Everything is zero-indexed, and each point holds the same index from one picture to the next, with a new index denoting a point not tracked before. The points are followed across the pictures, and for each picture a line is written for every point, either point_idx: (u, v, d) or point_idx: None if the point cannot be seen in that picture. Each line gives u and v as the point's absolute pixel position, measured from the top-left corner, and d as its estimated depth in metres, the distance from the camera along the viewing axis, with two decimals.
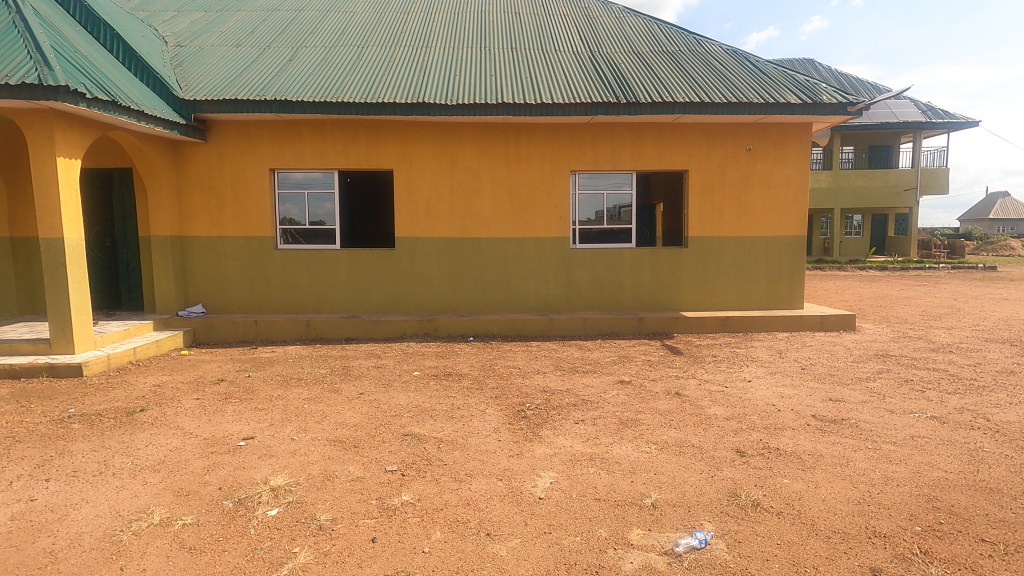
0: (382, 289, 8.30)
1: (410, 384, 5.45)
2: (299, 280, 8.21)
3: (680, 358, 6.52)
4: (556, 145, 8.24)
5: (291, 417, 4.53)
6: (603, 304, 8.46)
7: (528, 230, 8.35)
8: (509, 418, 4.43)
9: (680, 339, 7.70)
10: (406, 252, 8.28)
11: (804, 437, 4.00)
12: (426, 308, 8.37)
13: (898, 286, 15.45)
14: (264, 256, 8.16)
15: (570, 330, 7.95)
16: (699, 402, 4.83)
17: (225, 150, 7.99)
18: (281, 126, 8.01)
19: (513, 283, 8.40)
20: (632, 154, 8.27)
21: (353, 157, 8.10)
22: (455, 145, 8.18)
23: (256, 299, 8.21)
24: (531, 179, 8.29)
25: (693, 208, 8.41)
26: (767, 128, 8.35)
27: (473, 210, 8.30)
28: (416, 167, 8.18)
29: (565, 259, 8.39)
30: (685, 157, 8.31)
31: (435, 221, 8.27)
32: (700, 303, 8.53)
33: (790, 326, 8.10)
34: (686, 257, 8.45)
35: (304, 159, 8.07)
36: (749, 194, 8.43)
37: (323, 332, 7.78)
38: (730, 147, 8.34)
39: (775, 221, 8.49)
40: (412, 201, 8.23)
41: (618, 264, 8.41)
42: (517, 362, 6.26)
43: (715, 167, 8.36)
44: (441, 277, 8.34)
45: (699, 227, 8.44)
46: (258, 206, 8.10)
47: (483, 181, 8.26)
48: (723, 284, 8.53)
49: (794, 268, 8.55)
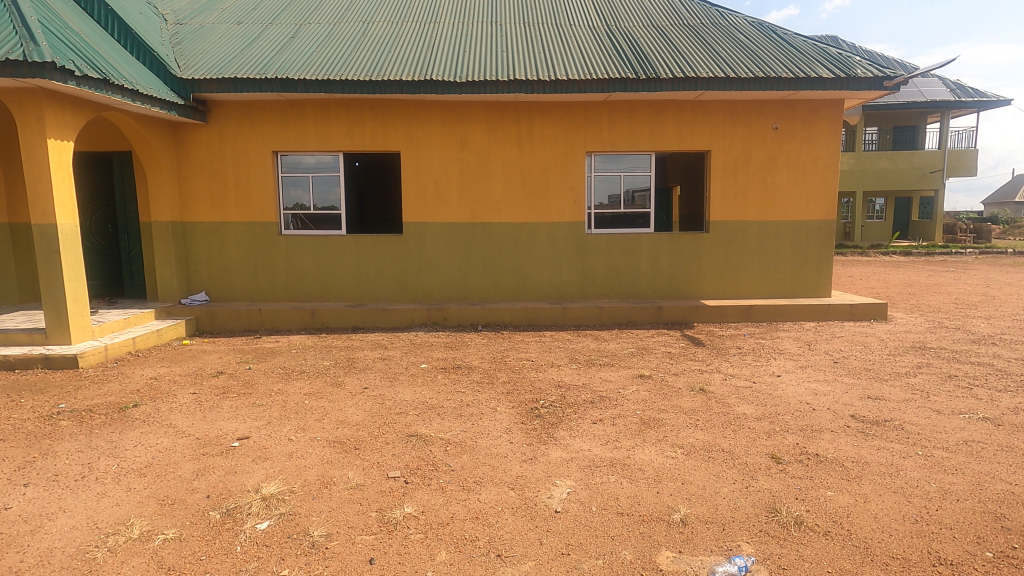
0: (390, 277, 8.01)
1: (418, 377, 5.17)
2: (304, 266, 7.94)
3: (702, 350, 6.16)
4: (571, 124, 7.83)
5: (291, 414, 4.26)
6: (619, 292, 8.10)
7: (541, 214, 7.99)
8: (522, 417, 4.12)
9: (700, 329, 7.34)
10: (414, 237, 7.97)
11: (845, 442, 3.65)
12: (435, 295, 8.07)
13: (926, 272, 14.86)
14: (268, 243, 7.90)
15: (585, 320, 7.62)
16: (726, 400, 4.49)
17: (226, 131, 7.69)
18: (283, 106, 7.69)
19: (526, 270, 8.06)
20: (651, 133, 7.84)
21: (358, 138, 7.76)
22: (465, 125, 7.81)
23: (260, 287, 7.96)
24: (544, 161, 7.90)
25: (715, 190, 7.98)
26: (796, 104, 7.85)
27: (484, 193, 7.94)
28: (424, 148, 7.83)
29: (580, 246, 8.03)
30: (707, 137, 7.87)
31: (444, 205, 7.94)
32: (722, 292, 8.14)
33: (817, 315, 7.70)
34: (707, 243, 8.06)
35: (308, 141, 7.76)
36: (775, 175, 7.98)
37: (329, 321, 7.52)
38: (755, 125, 7.87)
39: (801, 205, 8.04)
40: (420, 184, 7.90)
41: (634, 250, 8.04)
42: (530, 354, 5.94)
43: (740, 147, 7.91)
44: (451, 263, 8.02)
45: (721, 211, 8.03)
46: (261, 190, 7.81)
47: (494, 163, 7.89)
48: (746, 271, 8.12)
49: (821, 254, 8.12)
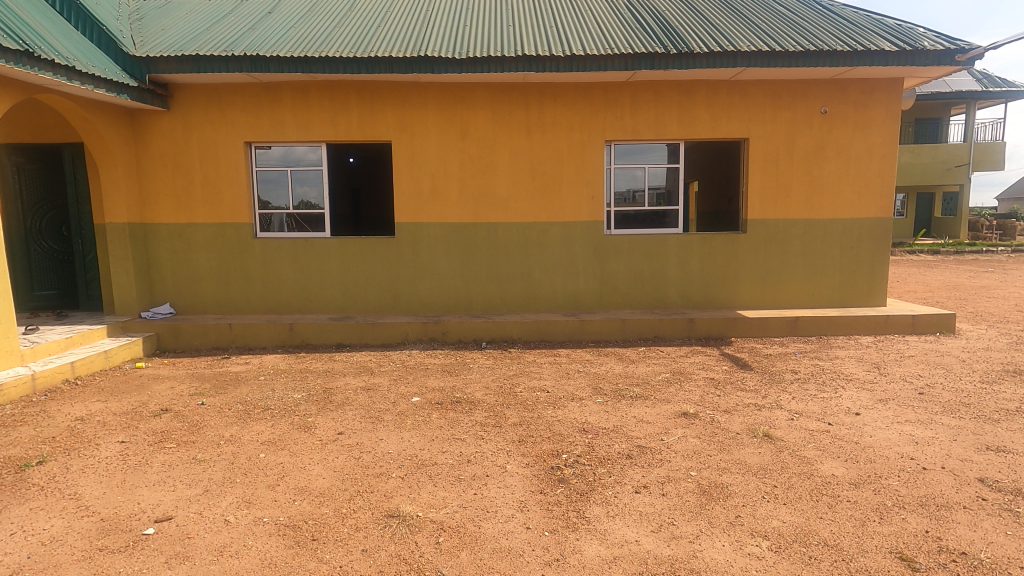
0: (381, 286, 7.00)
1: (407, 418, 4.16)
2: (283, 274, 6.95)
3: (751, 375, 5.12)
4: (588, 109, 6.81)
5: (237, 477, 3.25)
6: (643, 301, 7.08)
7: (553, 213, 6.97)
8: (541, 484, 3.11)
9: (741, 345, 6.31)
10: (409, 240, 6.96)
11: (994, 529, 2.62)
12: (432, 307, 7.06)
13: (965, 273, 13.72)
14: (242, 246, 6.90)
15: (605, 335, 6.60)
16: (803, 454, 3.46)
17: (191, 119, 6.69)
18: (257, 89, 6.68)
19: (536, 276, 7.04)
20: (680, 119, 6.82)
21: (343, 126, 6.76)
22: (466, 110, 6.79)
23: (233, 298, 6.97)
24: (557, 151, 6.88)
25: (753, 184, 6.95)
26: (847, 85, 6.81)
27: (487, 188, 6.92)
28: (419, 137, 6.82)
29: (599, 249, 7.01)
30: (744, 123, 6.84)
31: (442, 202, 6.93)
32: (761, 300, 7.12)
33: (874, 329, 6.66)
34: (743, 245, 7.04)
35: (286, 130, 6.77)
36: (823, 166, 6.94)
37: (310, 338, 6.53)
38: (800, 109, 6.83)
39: (853, 201, 7.00)
40: (414, 178, 6.89)
41: (660, 254, 7.01)
42: (544, 383, 4.92)
43: (782, 135, 6.87)
44: (451, 270, 7.01)
45: (760, 208, 7.00)
46: (234, 187, 6.82)
47: (499, 153, 6.88)
48: (788, 276, 7.09)
49: (873, 258, 7.09)
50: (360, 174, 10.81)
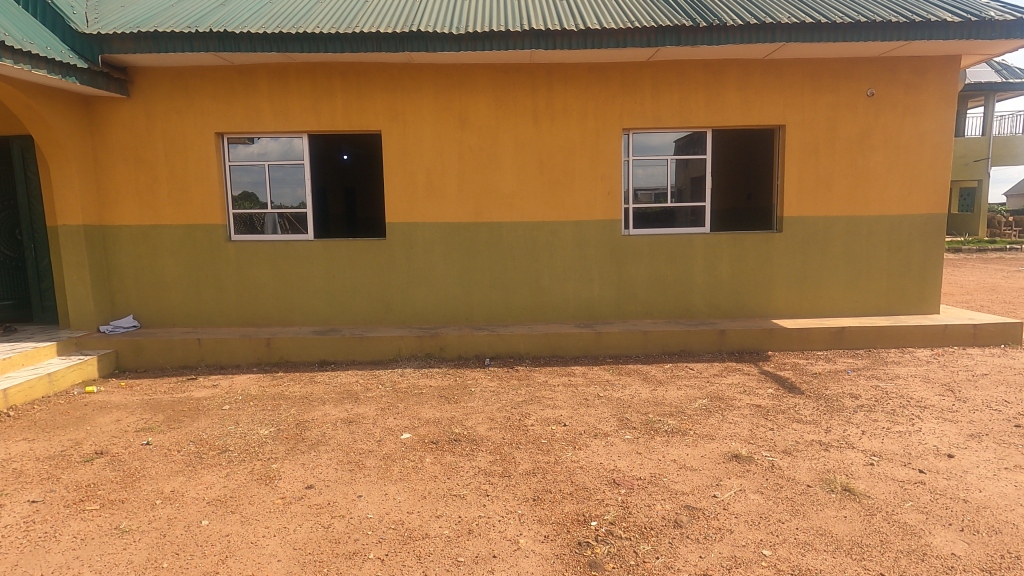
0: (371, 294, 6.23)
1: (394, 464, 3.38)
2: (261, 282, 6.18)
3: (804, 401, 4.32)
4: (604, 94, 6.02)
5: (166, 560, 2.47)
6: (665, 310, 6.30)
7: (565, 211, 6.18)
8: (567, 572, 2.33)
9: (780, 361, 5.53)
10: (402, 243, 6.18)
11: None
12: (429, 318, 6.28)
13: (996, 272, 12.91)
14: (213, 251, 6.13)
15: (625, 350, 5.82)
16: (904, 521, 2.67)
17: (155, 107, 5.92)
18: (228, 73, 5.90)
19: (545, 282, 6.26)
20: (707, 105, 6.04)
21: (327, 114, 5.99)
22: (465, 95, 6.01)
23: (204, 310, 6.20)
24: (568, 141, 6.09)
25: (790, 177, 6.15)
26: (897, 64, 6.02)
27: (490, 184, 6.14)
28: (413, 126, 6.04)
29: (616, 251, 6.22)
30: (780, 107, 6.05)
31: (440, 199, 6.15)
32: (798, 308, 6.34)
33: (930, 340, 5.88)
34: (779, 246, 6.25)
35: (262, 119, 5.99)
36: (869, 157, 6.14)
37: (289, 355, 5.75)
38: (844, 91, 6.04)
39: (902, 196, 6.20)
40: (407, 173, 6.10)
41: (685, 257, 6.24)
42: (559, 413, 4.14)
43: (822, 121, 6.08)
44: (449, 276, 6.23)
45: (798, 205, 6.20)
46: (204, 184, 6.04)
47: (503, 144, 6.10)
48: (828, 281, 6.31)
49: (924, 260, 6.30)
50: (353, 171, 10.04)
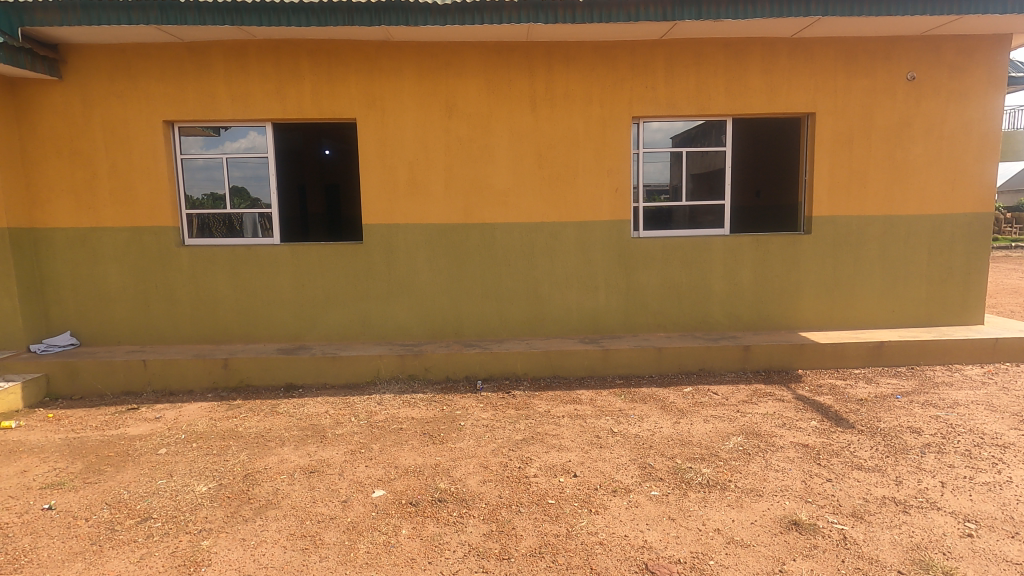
0: (346, 306, 5.46)
1: (360, 539, 2.64)
2: (219, 292, 5.40)
3: (858, 439, 3.62)
4: (611, 77, 5.29)
5: None
6: (680, 322, 5.60)
7: (567, 210, 5.44)
8: None
9: (815, 383, 4.84)
10: (381, 247, 5.42)
11: None
12: (413, 332, 5.53)
13: (1011, 273, 12.34)
14: (164, 258, 5.33)
15: (636, 369, 5.10)
16: None
17: (93, 91, 5.11)
18: (179, 52, 5.10)
19: (544, 291, 5.53)
20: (728, 90, 5.33)
21: (293, 100, 5.21)
22: (452, 78, 5.25)
23: (154, 325, 5.40)
24: (571, 131, 5.35)
25: (821, 172, 5.46)
26: (941, 44, 5.33)
27: (482, 179, 5.39)
28: (393, 113, 5.27)
29: (624, 257, 5.50)
30: (809, 93, 5.36)
31: (425, 198, 5.39)
32: (827, 319, 5.66)
33: (977, 356, 5.22)
34: (807, 250, 5.56)
35: (218, 105, 5.19)
36: (908, 149, 5.46)
37: (250, 378, 4.98)
38: (881, 75, 5.35)
39: (945, 193, 5.53)
40: (387, 167, 5.33)
41: (702, 262, 5.53)
42: (566, 459, 3.41)
43: (857, 108, 5.40)
44: (436, 285, 5.48)
45: (829, 203, 5.51)
46: (152, 181, 5.24)
47: (496, 134, 5.34)
48: (861, 289, 5.64)
49: (968, 264, 5.63)
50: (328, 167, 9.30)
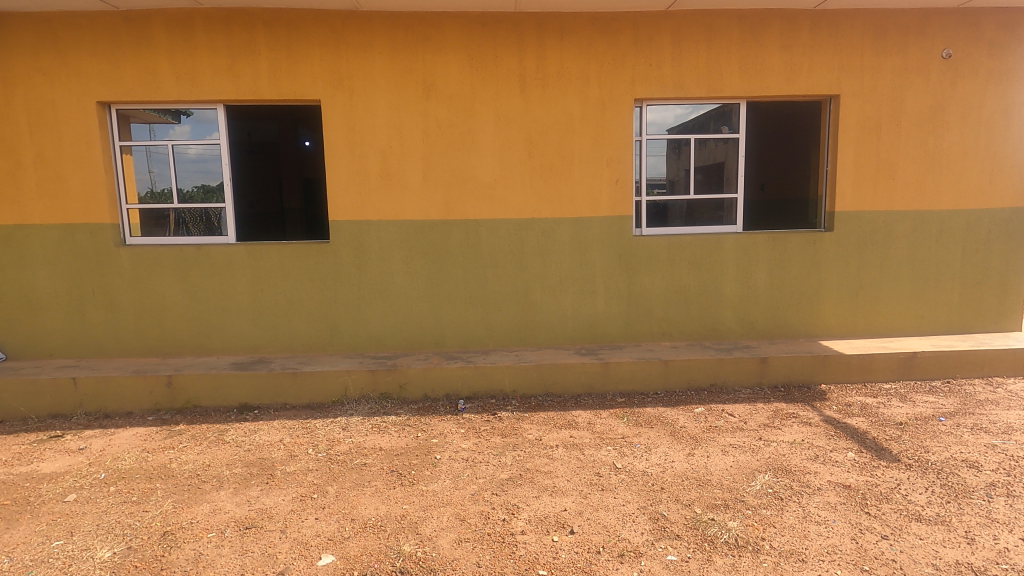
0: (311, 314, 4.82)
1: None
2: (166, 298, 4.74)
3: (908, 478, 3.04)
4: (612, 54, 4.67)
5: None
6: (687, 331, 5.01)
7: (561, 205, 4.83)
8: None
9: (842, 401, 4.26)
10: (350, 247, 4.78)
11: None
12: (388, 343, 4.90)
13: None
14: (101, 260, 4.67)
15: (639, 385, 4.49)
16: None
17: (14, 67, 4.43)
18: (114, 22, 4.43)
19: (536, 295, 4.92)
20: (743, 69, 4.73)
21: (248, 79, 4.55)
22: (431, 55, 4.61)
23: (92, 337, 4.74)
24: (565, 115, 4.73)
25: (845, 162, 4.87)
26: (981, 18, 4.75)
27: (465, 170, 4.75)
28: (363, 94, 4.62)
29: (626, 257, 4.90)
30: (833, 73, 4.77)
31: (400, 191, 4.75)
32: (850, 327, 5.09)
33: (1019, 368, 4.67)
34: (829, 249, 4.98)
35: (161, 85, 4.53)
36: (941, 137, 4.89)
37: (197, 398, 4.33)
38: (914, 53, 4.77)
39: (981, 186, 4.96)
40: (357, 157, 4.69)
41: (712, 263, 4.94)
42: (562, 508, 2.80)
43: (886, 91, 4.81)
44: (413, 289, 4.86)
45: (853, 197, 4.93)
46: (86, 171, 4.57)
47: (480, 118, 4.71)
48: (888, 292, 5.07)
49: (1005, 265, 5.07)
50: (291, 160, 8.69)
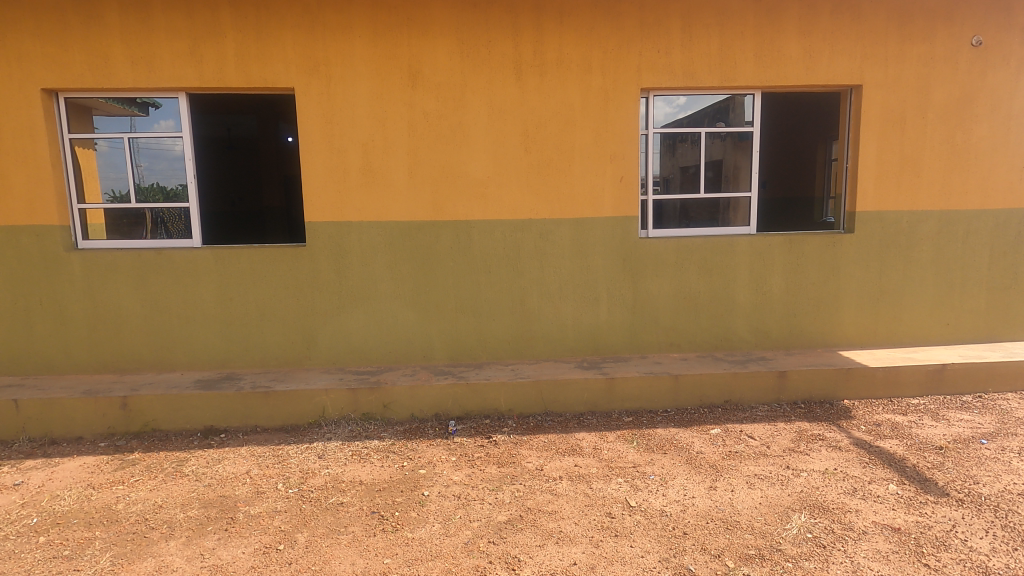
0: (286, 324, 4.38)
1: None
2: (124, 308, 4.27)
3: (964, 518, 2.66)
4: (615, 39, 4.26)
5: None
6: (697, 341, 4.62)
7: (560, 204, 4.41)
8: None
9: (870, 419, 3.90)
10: (329, 251, 4.33)
11: None
12: (371, 356, 4.47)
13: None
14: (49, 265, 4.18)
15: (647, 403, 4.10)
16: None
17: None
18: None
19: (533, 303, 4.51)
20: (757, 56, 4.34)
21: (213, 64, 4.09)
22: (418, 39, 4.17)
23: (40, 352, 4.26)
24: (565, 106, 4.31)
25: (867, 159, 4.50)
26: (1012, 3, 4.40)
27: (455, 166, 4.33)
28: (342, 82, 4.18)
29: (631, 261, 4.50)
30: (855, 61, 4.39)
31: (384, 190, 4.31)
32: (870, 336, 4.73)
33: None
34: (849, 253, 4.61)
35: (114, 70, 4.05)
36: (969, 131, 4.53)
37: (156, 421, 3.87)
38: (941, 40, 4.41)
39: (1011, 185, 4.61)
40: (335, 152, 4.25)
41: (724, 268, 4.56)
42: (571, 562, 2.39)
43: (911, 81, 4.45)
44: (399, 297, 4.42)
45: (875, 196, 4.56)
46: (31, 167, 4.09)
47: (472, 109, 4.28)
48: (911, 299, 4.71)
49: None
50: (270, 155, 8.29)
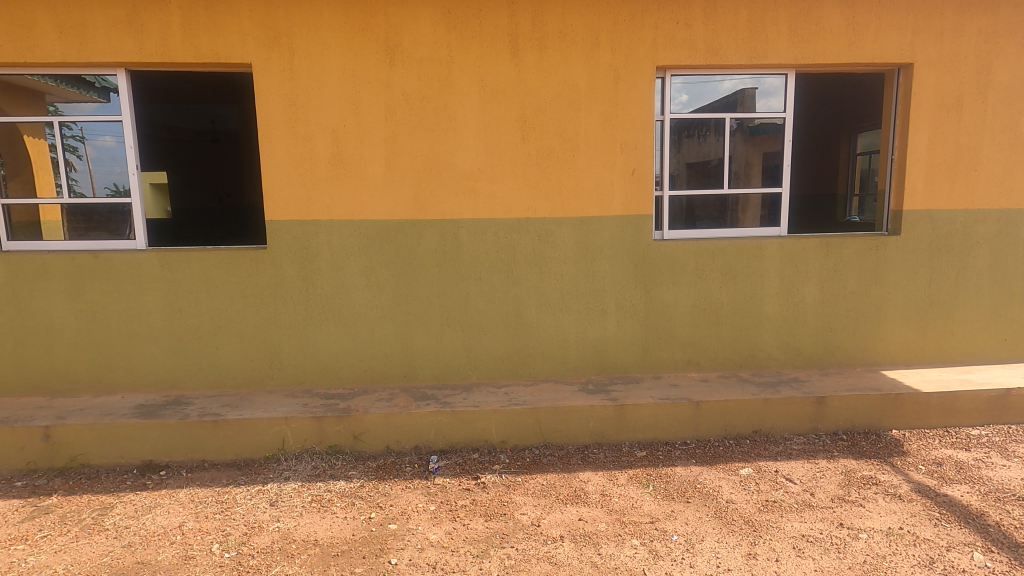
0: (244, 340, 3.78)
1: None
2: (56, 321, 3.68)
3: None
4: (626, 8, 3.65)
5: None
6: (719, 358, 4.03)
7: (562, 201, 3.81)
8: None
9: (929, 456, 3.29)
10: (294, 255, 3.73)
11: None
12: (344, 375, 3.87)
13: None
14: None
15: (664, 434, 3.50)
16: None
17: None
18: None
19: (530, 315, 3.91)
20: (792, 30, 3.73)
21: (156, 37, 3.49)
22: (396, 8, 3.56)
23: None
24: (568, 87, 3.71)
25: (917, 150, 3.89)
26: None
27: (440, 156, 3.72)
28: (308, 58, 3.57)
29: (643, 267, 3.90)
30: (905, 36, 3.77)
31: (356, 184, 3.70)
32: (917, 353, 4.12)
33: None
34: (894, 258, 4.00)
35: (40, 43, 3.45)
36: None
37: (86, 456, 3.28)
38: (1005, 11, 3.79)
39: None
40: (300, 139, 3.64)
41: (751, 276, 3.95)
42: None
43: (969, 59, 3.83)
44: (375, 308, 3.83)
45: (925, 192, 3.95)
46: None
47: (460, 90, 3.67)
48: (965, 310, 4.10)
49: None
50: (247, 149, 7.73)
